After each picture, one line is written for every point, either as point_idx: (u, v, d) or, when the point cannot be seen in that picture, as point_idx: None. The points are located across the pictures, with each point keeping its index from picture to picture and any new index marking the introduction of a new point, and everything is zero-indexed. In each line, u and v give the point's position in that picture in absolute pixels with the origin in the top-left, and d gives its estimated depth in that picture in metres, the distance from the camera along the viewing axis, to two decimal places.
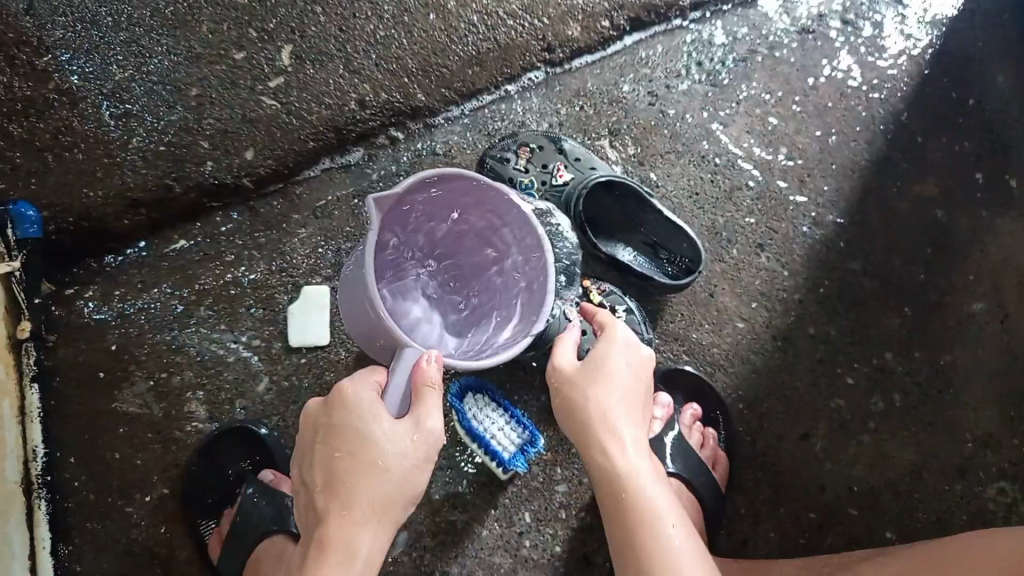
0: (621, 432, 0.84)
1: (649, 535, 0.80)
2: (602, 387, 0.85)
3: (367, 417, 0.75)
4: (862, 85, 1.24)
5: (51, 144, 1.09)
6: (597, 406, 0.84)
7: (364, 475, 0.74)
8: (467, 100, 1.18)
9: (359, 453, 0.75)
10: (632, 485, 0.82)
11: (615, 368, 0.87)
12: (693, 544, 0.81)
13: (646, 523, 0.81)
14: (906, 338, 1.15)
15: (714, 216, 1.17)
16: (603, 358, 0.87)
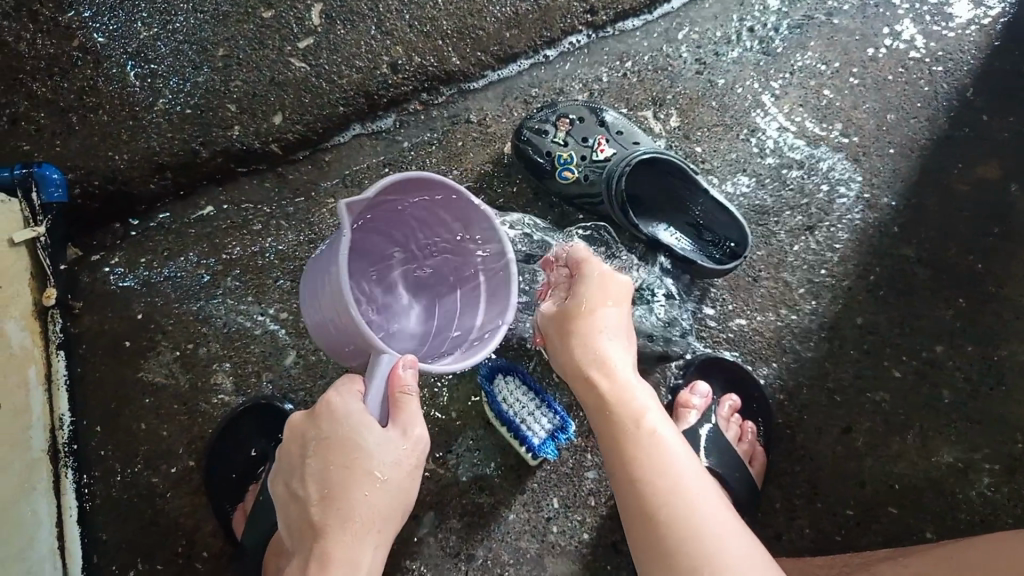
0: (612, 361, 0.83)
1: (647, 457, 0.77)
2: (589, 322, 0.84)
3: (358, 428, 0.73)
4: (926, 57, 1.15)
5: (75, 104, 1.06)
6: (587, 342, 0.83)
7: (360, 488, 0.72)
8: (504, 65, 1.13)
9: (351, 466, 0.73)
10: (627, 411, 0.80)
11: (599, 304, 0.85)
12: (693, 469, 0.78)
13: (644, 446, 0.78)
14: (959, 330, 1.09)
15: (762, 196, 1.11)
16: (588, 294, 0.85)
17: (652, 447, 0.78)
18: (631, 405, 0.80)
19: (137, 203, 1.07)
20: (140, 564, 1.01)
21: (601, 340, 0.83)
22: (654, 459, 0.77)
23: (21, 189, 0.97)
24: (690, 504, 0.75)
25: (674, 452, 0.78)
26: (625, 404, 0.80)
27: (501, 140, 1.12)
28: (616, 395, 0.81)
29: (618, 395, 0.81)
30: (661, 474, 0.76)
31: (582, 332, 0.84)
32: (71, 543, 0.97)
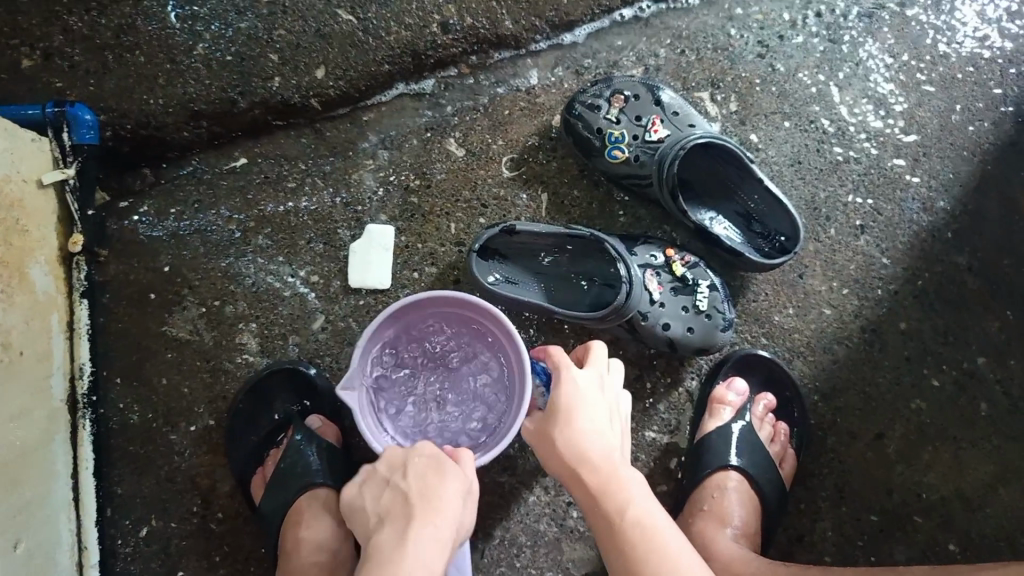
0: (598, 453, 0.76)
1: (645, 552, 0.72)
2: (568, 420, 0.77)
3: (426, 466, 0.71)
4: (999, 58, 1.10)
5: (113, 43, 1.02)
6: (570, 440, 0.76)
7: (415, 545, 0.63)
8: (559, 33, 1.08)
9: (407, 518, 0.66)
10: (615, 504, 0.74)
11: (579, 397, 0.78)
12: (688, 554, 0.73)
13: (641, 544, 0.72)
14: (1004, 344, 1.05)
15: (815, 189, 1.07)
16: (563, 392, 0.78)
17: (648, 539, 0.73)
18: (620, 497, 0.75)
19: (169, 149, 1.04)
20: (154, 520, 0.99)
21: (582, 434, 0.77)
22: (653, 553, 0.72)
23: (52, 128, 0.95)
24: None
25: (671, 539, 0.73)
26: (613, 496, 0.74)
27: (549, 112, 1.08)
28: (606, 489, 0.75)
29: (607, 490, 0.75)
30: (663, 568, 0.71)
31: (562, 429, 0.77)
32: (86, 496, 0.95)
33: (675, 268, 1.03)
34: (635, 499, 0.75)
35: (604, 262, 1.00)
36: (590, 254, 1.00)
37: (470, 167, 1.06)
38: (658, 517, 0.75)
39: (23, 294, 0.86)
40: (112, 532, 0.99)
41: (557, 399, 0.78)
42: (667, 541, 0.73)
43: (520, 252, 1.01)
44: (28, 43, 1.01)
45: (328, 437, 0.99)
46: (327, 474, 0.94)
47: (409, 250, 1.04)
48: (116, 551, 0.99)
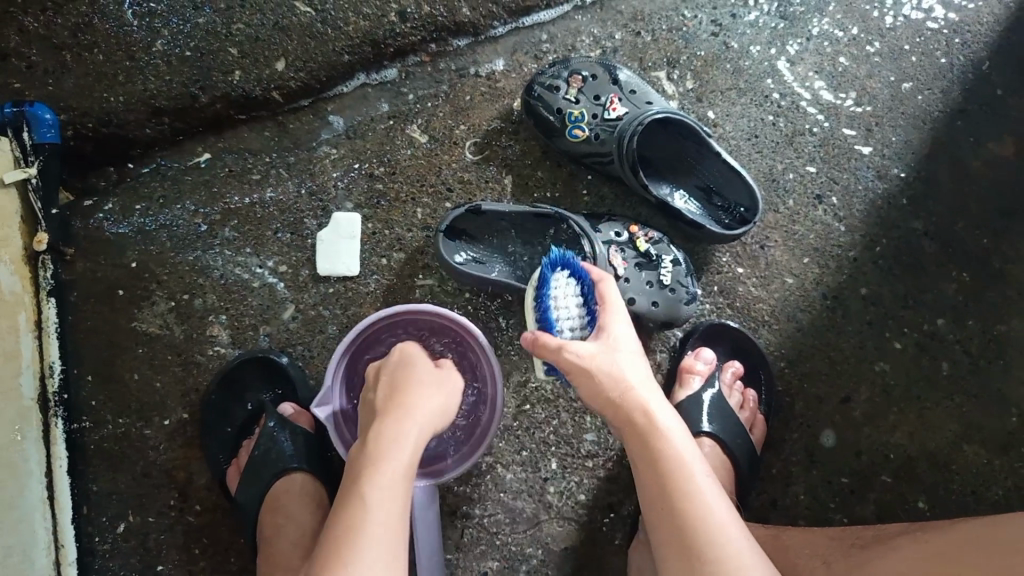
0: (647, 395, 0.75)
1: (687, 496, 0.70)
2: (620, 354, 0.77)
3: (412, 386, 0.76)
4: (944, 28, 1.13)
5: (70, 43, 1.02)
6: (620, 374, 0.76)
7: (393, 393, 0.74)
8: (517, 18, 1.09)
9: (391, 389, 0.75)
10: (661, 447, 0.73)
11: (632, 345, 0.79)
12: (726, 511, 0.70)
13: (683, 489, 0.71)
14: (962, 304, 1.08)
15: (773, 162, 1.10)
16: (614, 326, 0.79)
17: (691, 485, 0.71)
18: (672, 442, 0.73)
19: (132, 146, 1.04)
20: (131, 516, 0.99)
21: (633, 373, 0.76)
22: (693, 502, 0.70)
23: (14, 128, 0.97)
24: (734, 547, 0.67)
25: (710, 489, 0.72)
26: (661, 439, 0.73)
27: (510, 96, 1.09)
28: (654, 429, 0.74)
29: (659, 431, 0.73)
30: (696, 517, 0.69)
31: (614, 364, 0.76)
32: (61, 494, 0.95)
33: (639, 244, 1.04)
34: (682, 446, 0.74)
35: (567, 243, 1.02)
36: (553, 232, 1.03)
37: (434, 153, 1.07)
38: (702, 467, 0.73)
39: None
40: (89, 530, 0.98)
41: (609, 332, 0.79)
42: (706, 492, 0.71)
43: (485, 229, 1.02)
44: None
45: (301, 423, 0.98)
46: (304, 460, 0.94)
47: (376, 237, 1.05)
48: (94, 550, 0.98)
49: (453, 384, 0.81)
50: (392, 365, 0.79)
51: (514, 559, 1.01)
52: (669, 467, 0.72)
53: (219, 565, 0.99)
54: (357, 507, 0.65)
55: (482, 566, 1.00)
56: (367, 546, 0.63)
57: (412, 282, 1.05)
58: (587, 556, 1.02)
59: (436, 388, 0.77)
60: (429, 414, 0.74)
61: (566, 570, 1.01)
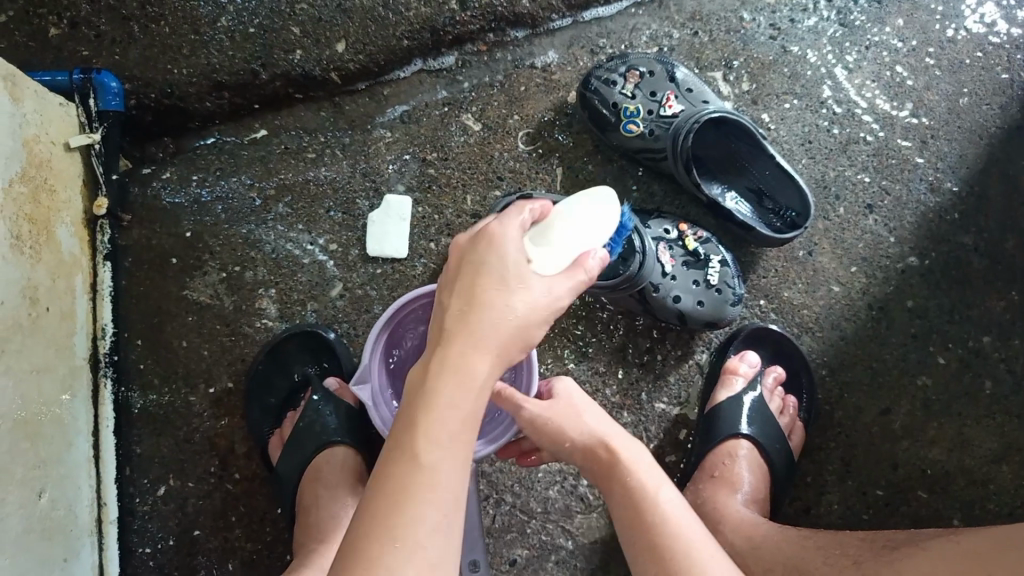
0: (619, 441, 0.80)
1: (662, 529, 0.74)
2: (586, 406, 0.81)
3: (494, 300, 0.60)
4: (1006, 43, 1.12)
5: (138, 14, 1.04)
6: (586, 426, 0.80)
7: (485, 274, 0.60)
8: (576, 11, 1.10)
9: (470, 292, 0.60)
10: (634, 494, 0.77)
11: (586, 401, 0.82)
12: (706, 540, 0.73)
13: (662, 525, 0.74)
14: (1009, 323, 1.07)
15: (825, 168, 1.10)
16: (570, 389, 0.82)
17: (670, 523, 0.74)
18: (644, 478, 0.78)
19: (192, 119, 1.05)
20: (171, 480, 1.01)
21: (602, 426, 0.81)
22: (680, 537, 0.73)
23: (79, 94, 0.98)
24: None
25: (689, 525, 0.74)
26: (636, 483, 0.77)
27: (565, 89, 1.10)
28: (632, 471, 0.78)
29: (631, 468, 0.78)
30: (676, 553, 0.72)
31: (575, 416, 0.80)
32: (107, 453, 0.97)
33: (688, 242, 1.05)
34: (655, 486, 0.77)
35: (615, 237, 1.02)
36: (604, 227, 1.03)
37: (487, 141, 1.08)
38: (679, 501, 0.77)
39: (48, 253, 0.89)
40: (131, 491, 1.01)
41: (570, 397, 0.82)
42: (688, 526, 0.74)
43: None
44: (56, 12, 1.03)
45: (346, 398, 0.98)
46: (345, 436, 0.96)
47: (426, 221, 1.06)
48: (134, 510, 1.01)
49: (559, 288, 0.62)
50: (476, 260, 0.61)
51: (543, 547, 1.02)
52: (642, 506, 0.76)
53: (254, 534, 1.01)
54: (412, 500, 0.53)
55: (511, 552, 1.01)
56: (449, 453, 0.55)
57: None
58: (615, 549, 1.02)
59: (518, 276, 0.61)
60: (494, 323, 0.59)
61: (594, 562, 1.02)
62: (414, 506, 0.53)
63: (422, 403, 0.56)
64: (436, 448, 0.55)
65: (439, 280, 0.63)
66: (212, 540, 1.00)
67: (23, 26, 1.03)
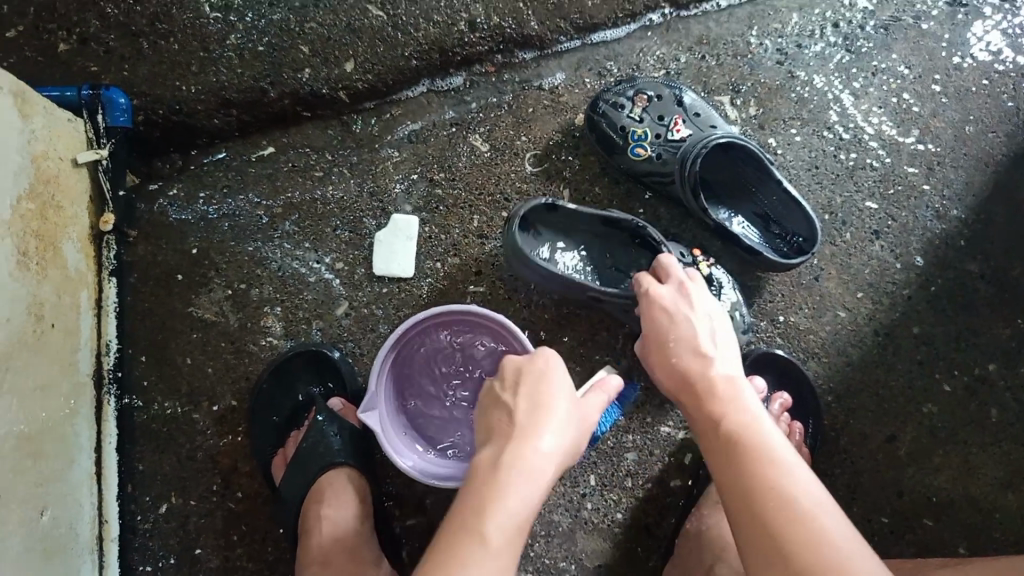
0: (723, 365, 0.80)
1: (750, 455, 0.70)
2: (693, 318, 0.86)
3: (542, 406, 0.68)
4: (1012, 72, 1.13)
5: (148, 31, 1.04)
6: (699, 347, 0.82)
7: (537, 393, 0.70)
8: (584, 34, 1.10)
9: (534, 409, 0.68)
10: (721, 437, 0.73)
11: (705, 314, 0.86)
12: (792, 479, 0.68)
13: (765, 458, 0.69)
14: (1014, 350, 1.07)
15: (831, 194, 1.10)
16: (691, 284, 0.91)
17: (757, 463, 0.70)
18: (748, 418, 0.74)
19: (199, 135, 1.06)
20: (173, 498, 1.00)
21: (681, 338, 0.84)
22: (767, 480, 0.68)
23: (87, 111, 0.97)
24: (830, 547, 0.62)
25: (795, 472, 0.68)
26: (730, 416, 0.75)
27: (572, 111, 1.10)
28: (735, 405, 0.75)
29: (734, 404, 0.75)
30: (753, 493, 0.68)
31: (683, 336, 0.84)
32: (109, 470, 0.96)
33: (700, 266, 1.05)
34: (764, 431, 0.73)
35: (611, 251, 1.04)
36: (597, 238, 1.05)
37: (494, 162, 1.08)
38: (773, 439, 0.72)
39: (55, 268, 0.89)
40: (132, 509, 1.00)
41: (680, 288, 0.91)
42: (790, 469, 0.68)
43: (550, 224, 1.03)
44: (66, 28, 1.03)
45: (350, 418, 0.99)
46: (349, 456, 0.95)
47: (432, 241, 1.06)
48: (135, 528, 1.00)
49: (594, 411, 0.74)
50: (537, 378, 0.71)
51: (546, 570, 1.01)
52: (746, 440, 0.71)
53: (256, 554, 1.00)
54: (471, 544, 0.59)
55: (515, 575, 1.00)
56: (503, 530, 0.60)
57: (465, 288, 1.06)
58: (619, 574, 1.01)
59: (562, 394, 0.70)
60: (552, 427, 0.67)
61: None
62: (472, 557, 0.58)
63: (489, 482, 0.63)
64: (496, 526, 0.60)
65: (483, 396, 0.74)
66: (214, 559, 1.00)
67: (33, 41, 1.03)
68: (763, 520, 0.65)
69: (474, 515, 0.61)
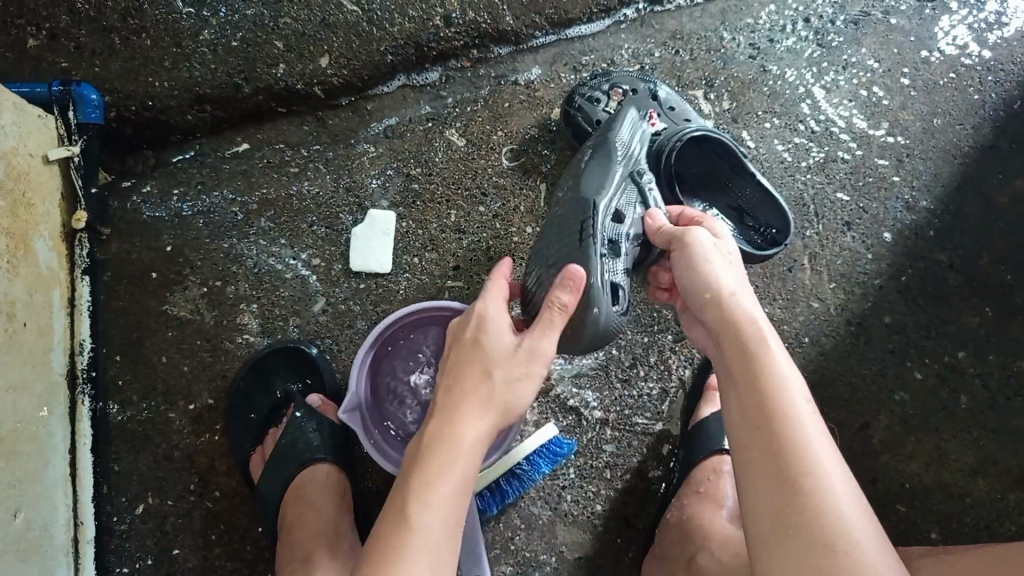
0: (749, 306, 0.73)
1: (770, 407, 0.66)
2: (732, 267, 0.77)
3: (472, 373, 0.70)
4: (979, 65, 1.15)
5: (118, 26, 1.03)
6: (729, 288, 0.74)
7: (468, 352, 0.72)
8: (560, 29, 1.11)
9: (461, 377, 0.70)
10: (753, 384, 0.67)
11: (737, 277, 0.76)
12: (832, 458, 0.63)
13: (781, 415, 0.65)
14: (983, 338, 1.09)
15: (804, 186, 1.11)
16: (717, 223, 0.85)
17: (795, 428, 0.64)
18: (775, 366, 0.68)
19: (173, 132, 1.05)
20: (150, 498, 0.99)
21: (719, 272, 0.76)
22: (809, 452, 0.63)
23: (58, 107, 0.96)
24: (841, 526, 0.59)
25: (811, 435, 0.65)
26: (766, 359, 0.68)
27: (548, 105, 1.11)
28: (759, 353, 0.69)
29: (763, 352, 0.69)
30: (790, 466, 0.62)
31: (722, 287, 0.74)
32: (84, 471, 0.95)
33: None
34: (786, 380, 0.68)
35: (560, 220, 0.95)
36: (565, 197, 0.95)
37: (470, 157, 1.09)
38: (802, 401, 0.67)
39: (26, 267, 0.88)
40: (108, 509, 0.99)
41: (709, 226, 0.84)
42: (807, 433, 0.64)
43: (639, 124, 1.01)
44: (35, 23, 1.02)
45: (329, 414, 0.99)
46: (328, 452, 0.95)
47: (410, 236, 1.06)
48: (111, 529, 0.99)
49: (545, 345, 0.73)
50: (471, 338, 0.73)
51: (527, 563, 1.01)
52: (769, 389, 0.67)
53: (235, 553, 0.99)
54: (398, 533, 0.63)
55: (496, 568, 1.01)
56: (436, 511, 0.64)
57: (442, 282, 1.06)
58: (599, 566, 1.02)
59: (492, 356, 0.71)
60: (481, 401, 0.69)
61: None
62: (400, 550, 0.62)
63: (417, 467, 0.66)
64: (428, 513, 0.63)
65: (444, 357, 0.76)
66: (192, 560, 0.99)
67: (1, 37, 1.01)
68: (801, 498, 0.60)
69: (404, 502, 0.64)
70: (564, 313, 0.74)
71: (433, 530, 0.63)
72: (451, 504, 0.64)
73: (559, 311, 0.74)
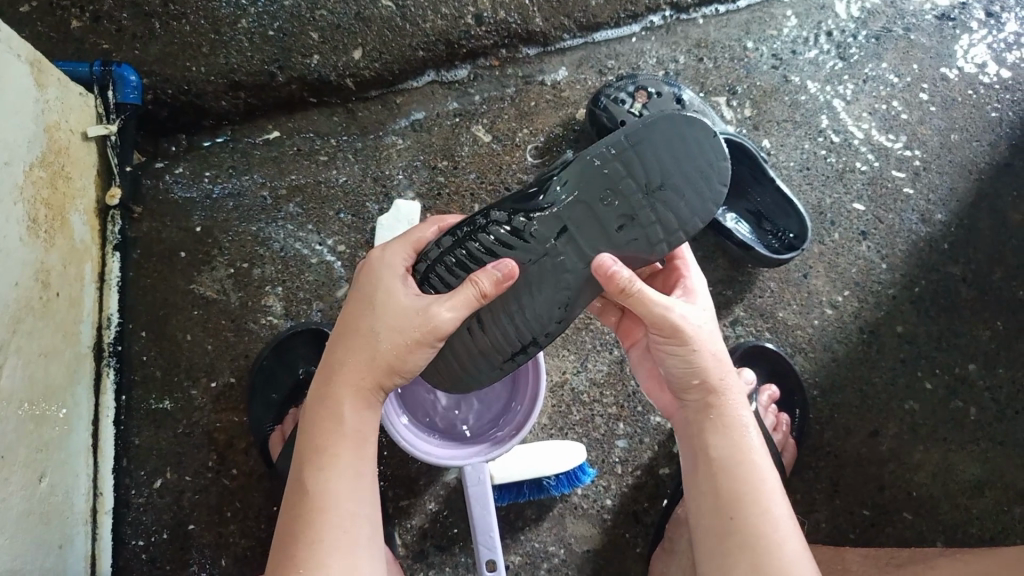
0: (727, 382, 0.78)
1: (739, 484, 0.73)
2: (710, 337, 0.77)
3: (369, 313, 0.74)
4: (996, 84, 1.17)
5: (160, 12, 1.06)
6: (709, 365, 0.77)
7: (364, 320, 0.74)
8: (587, 33, 1.13)
9: (347, 338, 0.75)
10: (736, 477, 0.74)
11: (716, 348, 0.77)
12: (802, 544, 0.72)
13: (749, 492, 0.73)
14: (993, 352, 1.10)
15: (822, 195, 1.13)
16: (698, 283, 0.83)
17: (755, 502, 0.72)
18: (743, 444, 0.76)
19: (207, 117, 1.07)
20: (169, 472, 1.01)
21: (719, 356, 0.77)
22: (766, 523, 0.71)
23: (98, 86, 0.98)
24: None
25: (779, 510, 0.73)
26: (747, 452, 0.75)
27: (574, 106, 1.13)
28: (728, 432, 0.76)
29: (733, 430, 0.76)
30: (770, 559, 0.69)
31: (701, 360, 0.77)
32: (105, 443, 0.98)
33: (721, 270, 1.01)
34: (755, 457, 0.75)
35: (542, 301, 0.75)
36: (528, 327, 0.76)
37: (496, 153, 1.11)
38: (767, 474, 0.75)
39: (62, 239, 0.90)
40: (127, 482, 1.01)
41: (688, 286, 0.83)
42: (773, 510, 0.72)
43: (691, 165, 0.70)
44: (79, 5, 1.05)
45: None
46: None
47: None
48: (130, 501, 1.00)
49: (442, 314, 0.71)
50: (365, 294, 0.75)
51: (535, 554, 1.03)
52: (735, 467, 0.74)
53: (248, 530, 1.01)
54: (314, 500, 0.69)
55: (505, 557, 1.02)
56: (349, 475, 0.71)
57: None
58: (606, 559, 1.04)
59: (377, 307, 0.74)
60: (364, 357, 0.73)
61: (586, 570, 1.03)
62: (318, 517, 0.68)
63: (326, 429, 0.72)
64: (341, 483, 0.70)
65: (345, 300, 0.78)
66: (207, 535, 1.00)
67: (45, 18, 1.04)
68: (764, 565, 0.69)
69: (321, 464, 0.71)
70: (456, 304, 0.71)
71: (341, 490, 0.70)
72: (357, 469, 0.72)
73: (475, 296, 0.71)
